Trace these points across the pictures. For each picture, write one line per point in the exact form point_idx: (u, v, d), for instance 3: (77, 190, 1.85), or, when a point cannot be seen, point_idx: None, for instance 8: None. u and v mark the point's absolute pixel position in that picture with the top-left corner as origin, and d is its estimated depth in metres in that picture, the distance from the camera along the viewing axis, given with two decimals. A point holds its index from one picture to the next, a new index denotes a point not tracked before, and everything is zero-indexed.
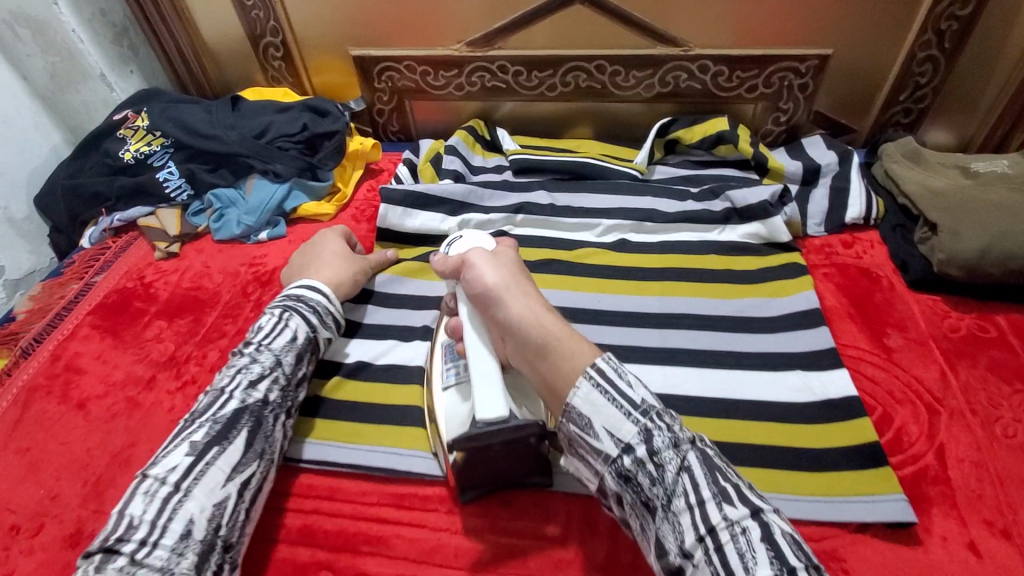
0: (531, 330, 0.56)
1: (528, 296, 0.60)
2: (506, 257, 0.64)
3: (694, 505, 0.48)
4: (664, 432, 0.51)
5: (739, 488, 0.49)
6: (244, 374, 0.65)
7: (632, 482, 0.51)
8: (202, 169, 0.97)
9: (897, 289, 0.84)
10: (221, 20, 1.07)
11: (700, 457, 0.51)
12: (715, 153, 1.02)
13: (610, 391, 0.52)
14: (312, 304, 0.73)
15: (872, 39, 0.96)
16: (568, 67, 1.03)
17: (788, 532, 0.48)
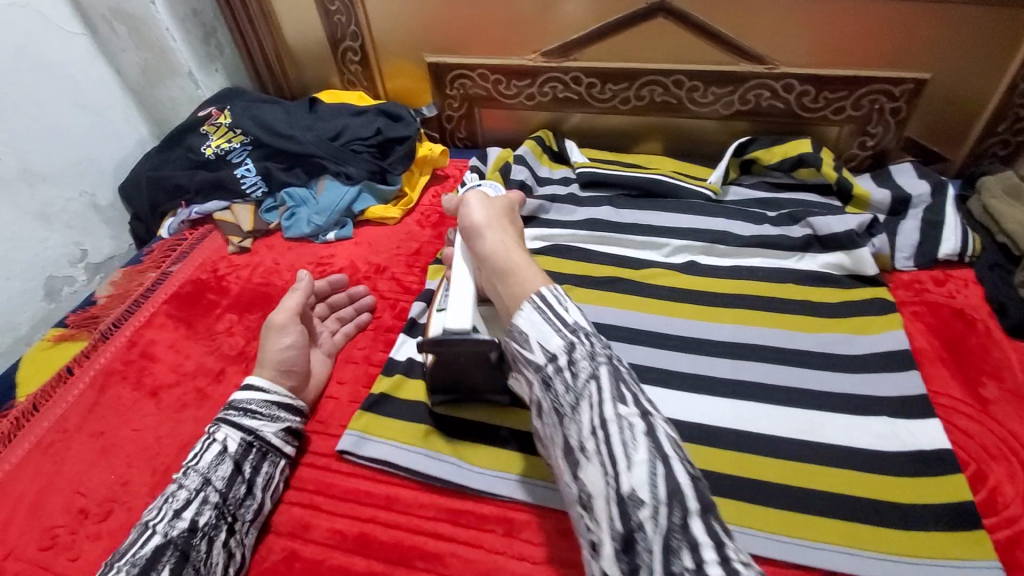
0: (497, 257, 0.63)
1: (507, 234, 0.66)
2: (495, 203, 0.71)
3: (596, 405, 0.51)
4: (583, 345, 0.54)
5: (639, 398, 0.51)
6: (171, 500, 0.60)
7: (552, 388, 0.54)
8: (278, 167, 0.99)
9: (994, 335, 0.78)
10: (304, 23, 1.09)
11: (611, 370, 0.52)
12: (795, 175, 0.97)
13: (543, 310, 0.56)
14: (246, 405, 0.68)
15: (974, 65, 0.89)
16: (643, 81, 1.00)
17: (673, 437, 0.50)
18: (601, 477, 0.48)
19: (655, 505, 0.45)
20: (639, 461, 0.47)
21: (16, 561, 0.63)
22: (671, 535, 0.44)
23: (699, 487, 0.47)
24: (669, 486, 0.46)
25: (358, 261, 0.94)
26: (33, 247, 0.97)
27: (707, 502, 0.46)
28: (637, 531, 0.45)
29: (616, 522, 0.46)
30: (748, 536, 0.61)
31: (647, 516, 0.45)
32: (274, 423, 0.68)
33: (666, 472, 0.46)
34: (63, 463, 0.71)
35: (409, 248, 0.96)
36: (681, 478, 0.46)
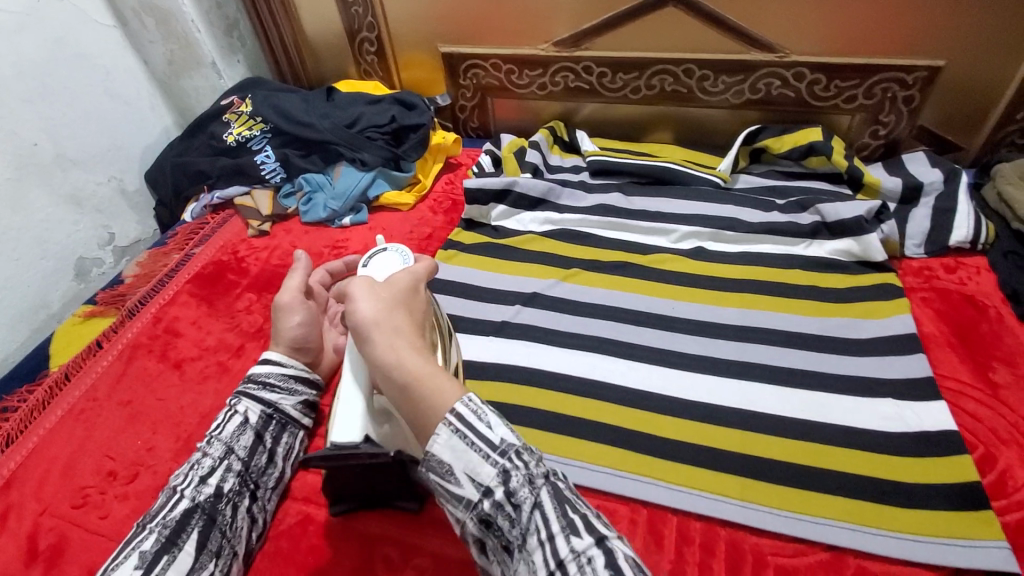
0: (394, 369, 0.50)
1: (400, 335, 0.52)
2: (391, 284, 0.57)
3: (545, 540, 0.45)
4: (519, 468, 0.47)
5: (588, 519, 0.47)
6: (195, 467, 0.61)
7: (495, 527, 0.47)
8: (296, 154, 1.02)
9: (1007, 321, 0.77)
10: (323, 15, 1.12)
11: (553, 490, 0.48)
12: (805, 164, 0.97)
13: (466, 433, 0.47)
14: (266, 379, 0.70)
15: (990, 51, 0.89)
16: (654, 70, 1.02)
17: (632, 556, 0.46)
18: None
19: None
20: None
21: (51, 517, 0.67)
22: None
23: None
24: None
25: (373, 244, 0.96)
26: (64, 228, 1.01)
27: None
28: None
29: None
30: (751, 511, 0.62)
31: None
32: (288, 397, 0.70)
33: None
34: (93, 429, 0.75)
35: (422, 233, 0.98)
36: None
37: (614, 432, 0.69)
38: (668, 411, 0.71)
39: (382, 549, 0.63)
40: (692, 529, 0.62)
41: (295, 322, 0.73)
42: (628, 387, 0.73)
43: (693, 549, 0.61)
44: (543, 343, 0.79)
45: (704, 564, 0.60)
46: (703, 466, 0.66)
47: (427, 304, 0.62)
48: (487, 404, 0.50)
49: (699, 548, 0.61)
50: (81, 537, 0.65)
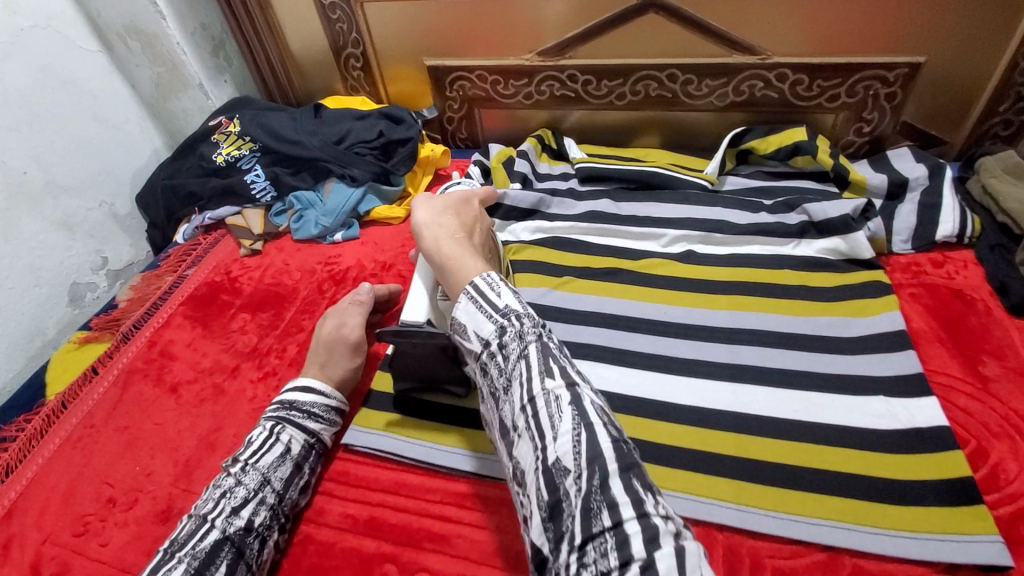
0: (439, 253, 0.66)
1: (450, 232, 0.69)
2: (446, 197, 0.75)
3: (525, 381, 0.53)
4: (513, 327, 0.55)
5: (567, 369, 0.53)
6: (229, 496, 0.61)
7: (489, 374, 0.57)
8: (285, 172, 1.02)
9: (995, 314, 0.78)
10: (308, 35, 1.13)
11: (541, 346, 0.54)
12: (791, 164, 0.98)
13: (477, 299, 0.58)
14: (310, 408, 0.70)
15: (971, 47, 0.90)
16: (638, 76, 1.02)
17: (599, 405, 0.53)
18: (531, 451, 0.51)
19: (579, 471, 0.47)
20: (564, 433, 0.49)
21: (53, 546, 0.67)
22: (591, 496, 0.46)
23: (620, 448, 0.49)
24: (590, 451, 0.48)
25: (365, 260, 0.96)
26: (58, 255, 1.02)
27: (628, 462, 0.49)
28: (562, 496, 0.47)
29: (544, 494, 0.49)
30: (746, 514, 0.63)
31: (571, 481, 0.47)
32: (329, 426, 0.72)
33: (589, 437, 0.49)
34: (92, 455, 0.75)
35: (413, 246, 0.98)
36: (603, 441, 0.49)
37: None
38: (661, 416, 0.71)
39: (382, 566, 0.63)
40: None
41: (347, 364, 0.75)
42: (622, 394, 0.74)
43: None
44: None
45: None
46: (697, 471, 0.66)
47: (485, 215, 0.78)
48: (503, 280, 0.60)
49: None
50: (83, 566, 0.65)
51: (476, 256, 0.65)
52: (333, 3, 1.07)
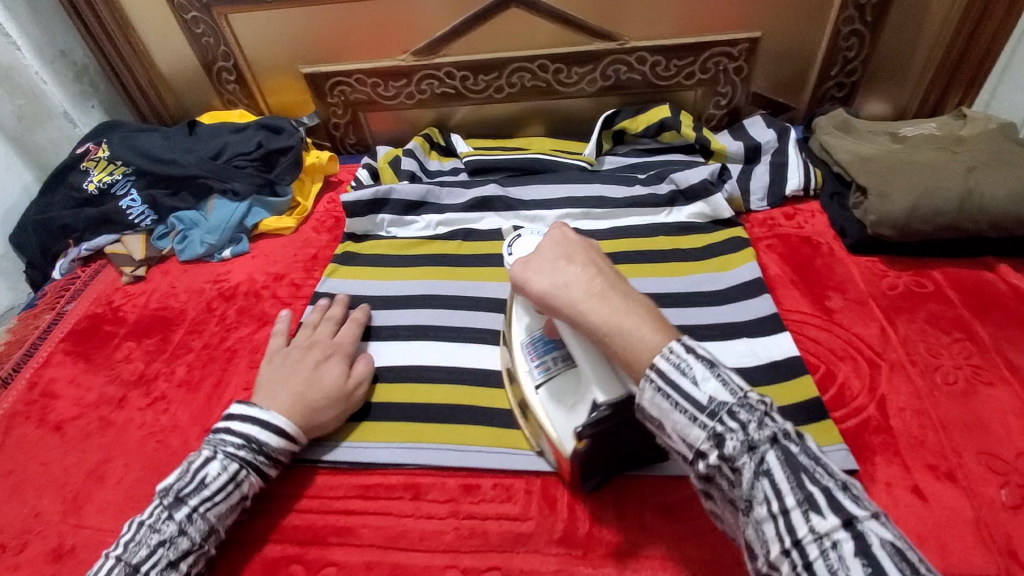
0: (587, 327, 0.51)
1: (589, 292, 0.51)
2: (543, 249, 0.56)
3: (778, 514, 0.42)
4: (738, 434, 0.45)
5: (833, 492, 0.42)
6: (168, 545, 0.56)
7: (716, 485, 0.47)
8: (163, 194, 0.99)
9: (837, 254, 0.87)
10: (173, 51, 1.10)
11: (783, 456, 0.44)
12: (659, 140, 1.06)
13: (670, 392, 0.46)
14: (274, 457, 0.65)
15: (796, 22, 1.00)
16: (512, 68, 1.07)
17: (895, 543, 0.40)
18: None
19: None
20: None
21: None
22: None
23: None
24: None
25: (257, 272, 0.95)
26: None
27: None
28: None
29: None
30: None
31: None
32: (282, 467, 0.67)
33: None
34: None
35: (306, 254, 0.98)
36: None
37: (506, 414, 0.72)
38: None
39: (286, 567, 0.63)
40: (582, 486, 0.66)
41: (332, 418, 0.69)
42: None
43: (584, 504, 0.64)
44: (431, 340, 0.81)
45: (594, 517, 0.63)
46: None
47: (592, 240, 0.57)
48: (693, 348, 0.47)
49: (589, 503, 0.64)
50: None
51: (647, 307, 0.51)
52: (195, 17, 1.04)
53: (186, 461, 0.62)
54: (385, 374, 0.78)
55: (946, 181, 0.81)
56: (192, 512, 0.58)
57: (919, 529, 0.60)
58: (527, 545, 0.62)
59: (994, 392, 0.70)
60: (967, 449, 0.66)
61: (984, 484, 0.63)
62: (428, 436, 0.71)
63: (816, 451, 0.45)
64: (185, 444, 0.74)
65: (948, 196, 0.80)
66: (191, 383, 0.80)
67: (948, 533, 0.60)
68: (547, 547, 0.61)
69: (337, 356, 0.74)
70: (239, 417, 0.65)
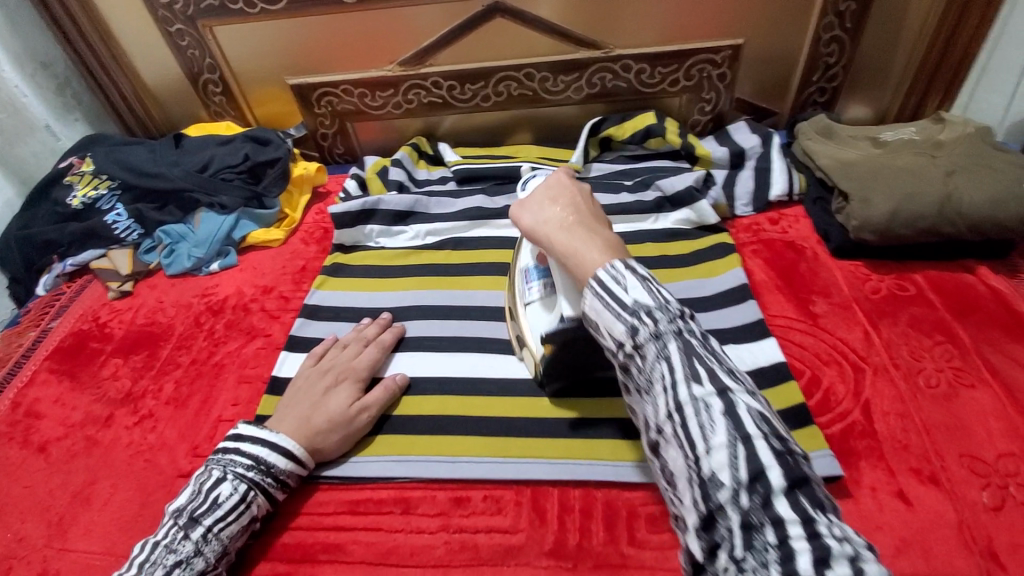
0: (556, 249, 0.58)
1: (563, 224, 0.59)
2: (537, 190, 0.63)
3: (670, 388, 0.48)
4: (649, 327, 0.49)
5: (716, 370, 0.47)
6: (183, 566, 0.56)
7: (630, 373, 0.52)
8: (150, 208, 0.98)
9: (821, 259, 0.89)
10: (159, 62, 1.10)
11: (682, 345, 0.48)
12: (647, 146, 1.06)
13: (604, 296, 0.51)
14: (285, 477, 0.65)
15: (778, 28, 1.02)
16: (499, 77, 1.07)
17: (761, 413, 0.46)
18: (683, 460, 0.47)
19: (739, 486, 0.43)
20: (718, 444, 0.44)
21: None
22: (750, 512, 0.43)
23: (785, 460, 0.44)
24: (750, 466, 0.43)
25: (245, 286, 0.94)
26: None
27: (796, 474, 0.43)
28: (718, 512, 0.44)
29: (699, 501, 0.45)
30: (621, 468, 0.67)
31: (728, 498, 0.43)
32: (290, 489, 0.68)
33: (747, 451, 0.44)
34: None
35: (295, 266, 0.97)
36: (762, 453, 0.44)
37: (495, 424, 0.73)
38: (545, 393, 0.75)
39: None
40: (571, 497, 0.66)
41: (336, 444, 0.69)
42: (505, 378, 0.77)
43: (573, 515, 0.65)
44: (420, 351, 0.81)
45: (583, 528, 0.64)
46: (577, 437, 0.70)
47: (585, 185, 0.63)
48: (631, 269, 0.52)
49: (579, 514, 0.65)
50: None
51: (612, 239, 0.57)
52: (179, 30, 1.04)
53: (196, 481, 0.62)
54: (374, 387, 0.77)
55: (926, 186, 0.82)
56: (207, 532, 0.59)
57: (903, 533, 0.62)
58: (516, 557, 0.62)
59: (976, 394, 0.71)
60: (950, 452, 0.67)
61: (967, 486, 0.65)
62: (418, 448, 0.71)
63: (717, 348, 0.50)
64: (173, 462, 0.73)
65: (927, 201, 0.81)
66: (179, 400, 0.80)
67: (931, 537, 0.61)
68: (536, 559, 0.62)
69: (350, 377, 0.74)
70: (249, 439, 0.65)
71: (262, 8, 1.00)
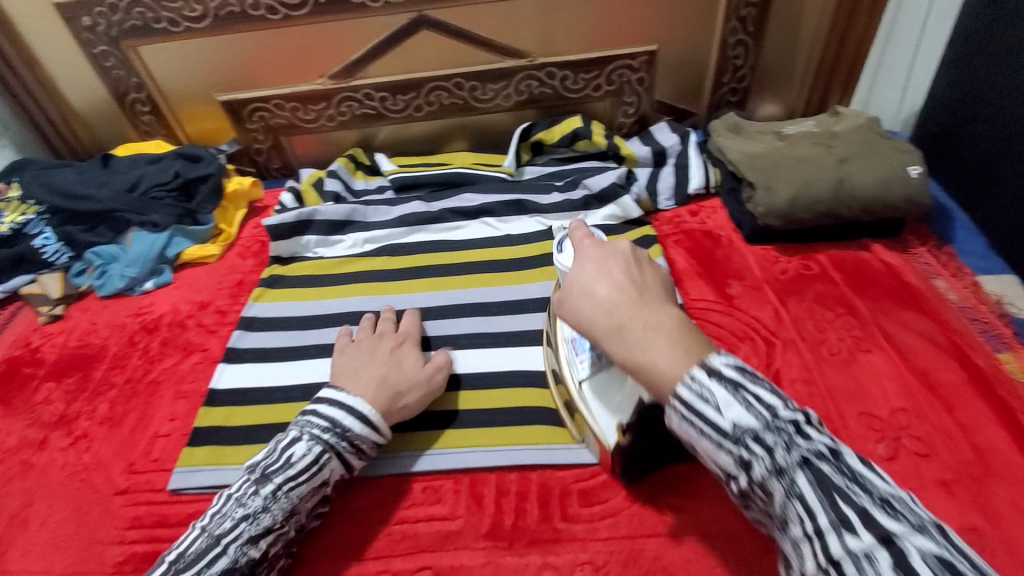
0: (614, 351, 0.50)
1: (616, 313, 0.50)
2: (574, 273, 0.54)
3: (814, 535, 0.40)
4: (764, 458, 0.43)
5: (867, 507, 0.40)
6: (251, 520, 0.57)
7: (764, 515, 0.45)
8: (79, 230, 0.96)
9: (736, 245, 0.95)
10: (84, 84, 1.09)
11: (813, 476, 0.42)
12: (575, 149, 1.12)
13: (694, 418, 0.45)
14: (359, 443, 0.65)
15: (688, 34, 1.09)
16: (430, 87, 1.11)
17: (938, 554, 0.37)
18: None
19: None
20: None
21: None
22: None
23: None
24: None
25: (181, 303, 0.94)
26: None
27: None
28: None
29: None
30: (553, 450, 0.71)
31: None
32: (365, 461, 0.67)
33: None
34: None
35: (232, 280, 0.98)
36: None
37: (434, 419, 0.75)
38: (484, 385, 0.78)
39: None
40: (508, 481, 0.69)
41: (415, 403, 0.70)
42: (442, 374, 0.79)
43: (509, 498, 0.68)
44: None
45: (519, 508, 0.67)
46: (513, 424, 0.73)
47: (625, 248, 0.55)
48: (720, 379, 0.45)
49: (515, 496, 0.68)
50: None
51: (677, 322, 0.49)
52: (103, 51, 1.03)
53: (274, 441, 0.63)
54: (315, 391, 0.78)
55: (821, 173, 0.90)
56: (276, 490, 0.59)
57: None
58: (456, 542, 0.65)
59: (872, 358, 0.78)
60: (850, 412, 0.74)
61: (864, 441, 0.71)
62: None
63: (857, 469, 0.43)
64: (109, 480, 0.73)
65: (823, 186, 0.89)
66: (114, 419, 0.79)
67: None
68: (474, 542, 0.64)
69: (405, 343, 0.76)
70: (326, 400, 0.66)
71: (186, 27, 1.01)
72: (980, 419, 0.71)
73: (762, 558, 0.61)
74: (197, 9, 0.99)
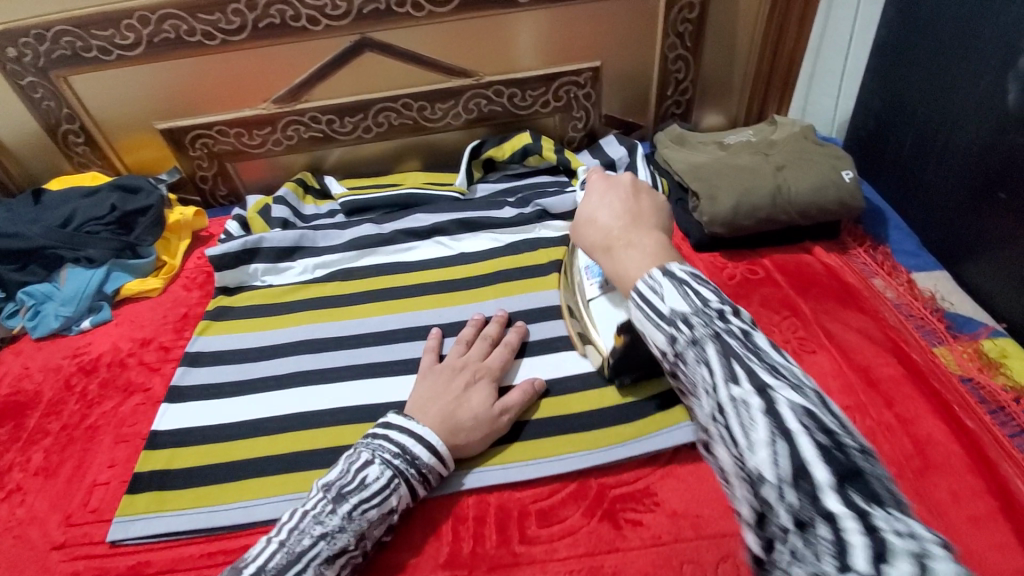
0: (606, 264, 0.55)
1: (612, 229, 0.56)
2: (586, 207, 0.60)
3: (709, 390, 0.40)
4: (684, 333, 0.43)
5: (755, 367, 0.39)
6: (328, 539, 0.56)
7: (677, 379, 0.45)
8: (9, 270, 0.92)
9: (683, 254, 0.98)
10: (13, 117, 1.04)
11: (720, 344, 0.41)
12: (527, 164, 1.13)
13: (643, 307, 0.46)
14: (426, 471, 0.64)
15: (630, 49, 1.12)
16: (377, 108, 1.10)
17: (808, 407, 0.37)
18: (730, 463, 0.39)
19: (785, 488, 0.35)
20: (759, 441, 0.37)
21: None
22: (800, 514, 0.34)
23: (834, 456, 0.35)
24: (794, 466, 0.35)
25: (121, 341, 0.90)
26: None
27: (849, 469, 0.34)
28: (768, 518, 0.36)
29: (749, 507, 0.38)
30: (511, 470, 0.70)
31: (773, 498, 0.35)
32: (427, 491, 0.66)
33: (790, 447, 0.36)
34: None
35: (176, 314, 0.94)
36: (806, 448, 0.35)
37: None
38: None
39: None
40: (466, 506, 0.68)
41: (477, 441, 0.68)
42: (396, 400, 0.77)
43: (467, 524, 0.67)
44: (310, 385, 0.80)
45: (477, 534, 0.66)
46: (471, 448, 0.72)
47: (629, 184, 0.60)
48: (671, 277, 0.46)
49: (473, 521, 0.67)
50: None
51: (657, 242, 0.52)
52: (32, 82, 0.99)
53: (347, 459, 0.62)
54: (266, 426, 0.76)
55: (760, 181, 0.93)
56: (352, 511, 0.58)
57: None
58: (412, 574, 0.63)
59: (817, 358, 0.81)
60: None
61: None
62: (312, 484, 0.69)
63: (764, 343, 0.41)
64: (45, 535, 0.68)
65: (762, 194, 0.92)
66: (49, 469, 0.75)
67: None
68: (432, 572, 0.63)
69: (493, 368, 0.74)
70: (398, 426, 0.65)
71: (118, 54, 0.98)
72: (919, 411, 0.74)
73: (718, 566, 0.61)
74: (129, 36, 0.96)
